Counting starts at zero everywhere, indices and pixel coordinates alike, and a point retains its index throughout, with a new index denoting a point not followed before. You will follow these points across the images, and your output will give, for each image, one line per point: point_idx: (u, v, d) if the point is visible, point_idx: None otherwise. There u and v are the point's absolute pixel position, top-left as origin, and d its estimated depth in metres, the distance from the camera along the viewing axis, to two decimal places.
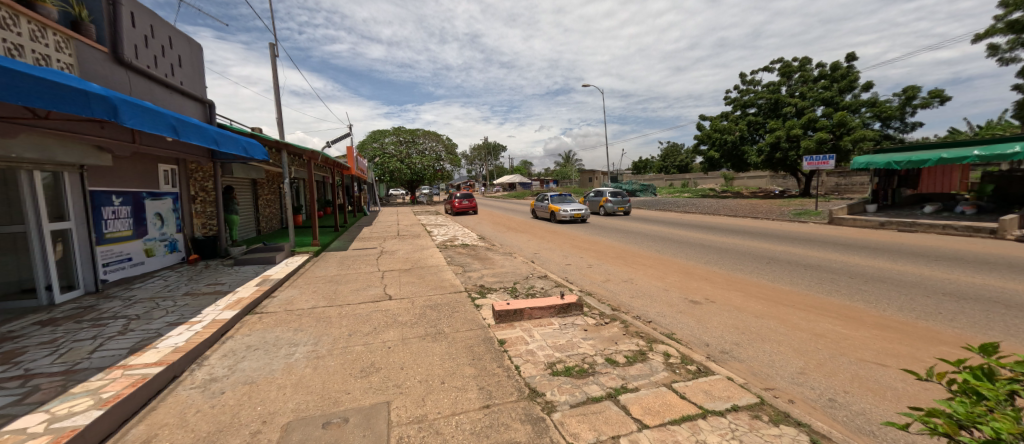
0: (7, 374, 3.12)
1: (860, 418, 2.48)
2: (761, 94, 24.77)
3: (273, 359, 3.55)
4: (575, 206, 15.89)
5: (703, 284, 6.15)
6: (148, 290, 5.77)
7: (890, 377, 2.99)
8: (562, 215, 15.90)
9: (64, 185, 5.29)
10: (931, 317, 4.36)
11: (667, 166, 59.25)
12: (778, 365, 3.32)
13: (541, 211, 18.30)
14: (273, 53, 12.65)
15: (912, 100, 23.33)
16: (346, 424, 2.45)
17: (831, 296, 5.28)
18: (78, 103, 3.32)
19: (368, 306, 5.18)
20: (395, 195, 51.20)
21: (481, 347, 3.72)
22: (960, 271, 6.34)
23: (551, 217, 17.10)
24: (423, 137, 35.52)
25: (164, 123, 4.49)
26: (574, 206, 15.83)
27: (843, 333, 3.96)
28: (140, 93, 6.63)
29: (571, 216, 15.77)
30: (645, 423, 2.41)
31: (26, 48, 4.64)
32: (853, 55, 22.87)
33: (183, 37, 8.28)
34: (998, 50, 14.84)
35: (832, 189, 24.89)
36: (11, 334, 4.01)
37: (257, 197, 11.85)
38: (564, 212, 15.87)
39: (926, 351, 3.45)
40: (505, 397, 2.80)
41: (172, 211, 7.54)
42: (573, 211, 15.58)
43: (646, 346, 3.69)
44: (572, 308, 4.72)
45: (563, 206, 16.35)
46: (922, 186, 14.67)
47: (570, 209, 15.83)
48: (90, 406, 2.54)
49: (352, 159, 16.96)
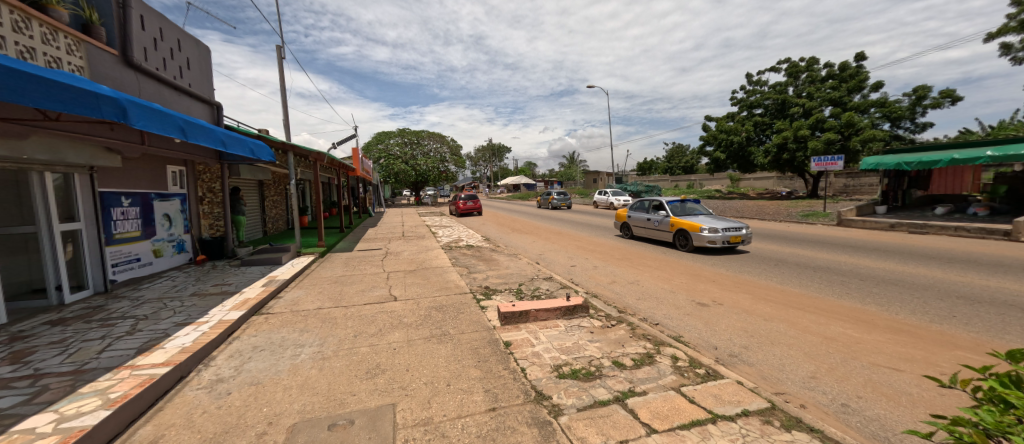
0: (17, 374, 3.14)
1: (874, 424, 2.42)
2: (767, 95, 24.58)
3: (279, 360, 3.55)
4: (726, 222, 8.51)
5: (710, 286, 6.09)
6: (156, 291, 5.82)
7: (905, 382, 2.92)
8: (707, 235, 8.32)
9: (74, 187, 5.36)
10: (945, 320, 4.26)
11: (672, 168, 58.54)
12: (788, 369, 3.26)
13: (642, 227, 10.51)
14: (279, 56, 12.73)
15: (922, 100, 23.03)
16: (352, 426, 2.43)
17: (842, 299, 5.19)
18: (89, 106, 3.36)
19: (372, 307, 5.16)
20: (400, 197, 51.40)
21: (487, 349, 3.70)
22: (974, 275, 6.21)
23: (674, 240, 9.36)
24: (428, 139, 35.60)
25: (173, 125, 4.52)
26: (726, 223, 8.44)
27: (854, 336, 3.89)
28: (149, 95, 6.70)
29: (724, 239, 8.30)
30: (653, 428, 2.37)
31: (38, 51, 4.72)
32: (863, 55, 22.58)
33: (191, 39, 8.37)
34: (1011, 49, 14.62)
35: (840, 191, 24.66)
36: (21, 334, 4.05)
37: (264, 198, 11.99)
38: (712, 231, 8.31)
39: (943, 356, 3.36)
40: (511, 400, 2.77)
41: (180, 212, 7.61)
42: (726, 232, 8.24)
43: (653, 349, 3.65)
44: (578, 310, 4.69)
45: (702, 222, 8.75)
46: (933, 186, 14.35)
47: (722, 228, 8.37)
48: (99, 406, 2.55)
49: (358, 160, 17.02)
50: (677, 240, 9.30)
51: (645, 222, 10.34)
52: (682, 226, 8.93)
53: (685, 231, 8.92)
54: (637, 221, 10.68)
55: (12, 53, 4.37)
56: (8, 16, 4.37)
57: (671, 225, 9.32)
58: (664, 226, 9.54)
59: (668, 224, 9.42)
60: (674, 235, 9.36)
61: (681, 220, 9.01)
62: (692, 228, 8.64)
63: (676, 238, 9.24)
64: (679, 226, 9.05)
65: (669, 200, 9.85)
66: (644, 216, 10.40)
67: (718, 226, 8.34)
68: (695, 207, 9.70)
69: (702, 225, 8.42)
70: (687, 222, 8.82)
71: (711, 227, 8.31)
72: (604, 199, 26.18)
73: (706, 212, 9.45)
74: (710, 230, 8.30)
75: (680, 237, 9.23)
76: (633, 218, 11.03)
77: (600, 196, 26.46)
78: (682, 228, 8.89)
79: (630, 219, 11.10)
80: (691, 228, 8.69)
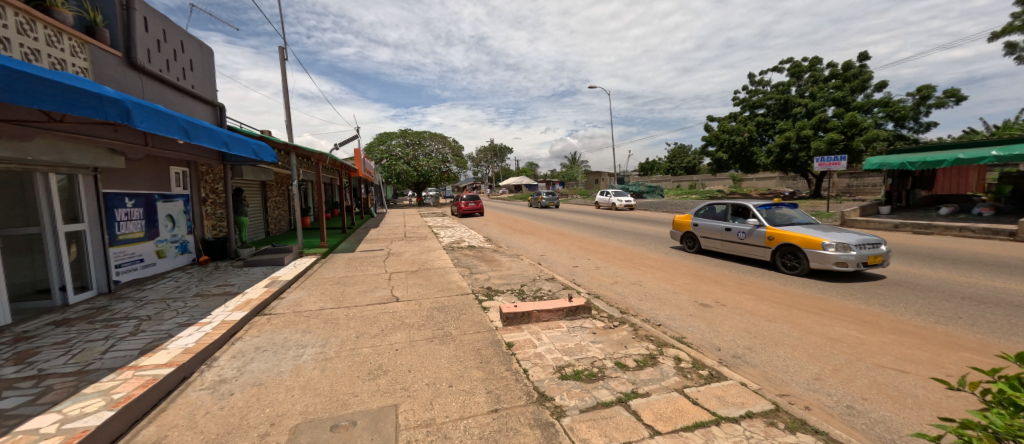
0: (21, 374, 3.16)
1: (879, 426, 2.40)
2: (770, 95, 24.52)
3: (281, 361, 3.55)
4: (857, 235, 6.04)
5: (713, 287, 6.06)
6: (159, 291, 5.85)
7: (910, 384, 2.90)
8: (833, 254, 5.84)
9: (78, 187, 5.38)
10: (951, 322, 4.22)
11: (674, 168, 58.45)
12: (792, 371, 3.24)
13: (720, 240, 7.93)
14: (281, 57, 12.79)
15: (926, 100, 22.93)
16: (354, 427, 2.43)
17: (847, 300, 5.15)
18: (93, 107, 3.37)
19: (375, 308, 5.17)
20: (402, 198, 51.49)
21: (489, 350, 3.70)
22: (980, 275, 6.17)
23: (776, 259, 6.81)
24: (430, 139, 35.66)
25: (176, 126, 4.54)
26: (858, 237, 5.97)
27: (859, 338, 3.86)
28: (152, 96, 6.73)
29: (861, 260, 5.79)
30: (657, 429, 2.36)
31: (42, 53, 4.74)
32: (866, 55, 22.51)
33: (194, 41, 8.41)
34: (1016, 48, 14.54)
35: (843, 191, 24.56)
36: (25, 335, 4.07)
37: (267, 199, 12.03)
38: (844, 249, 5.81)
39: (949, 357, 3.33)
40: (513, 401, 2.76)
41: (184, 212, 7.65)
42: (864, 249, 5.77)
43: (656, 350, 3.63)
44: (580, 311, 4.67)
45: (821, 234, 6.25)
46: (937, 187, 14.27)
47: (856, 243, 5.86)
48: (102, 407, 2.56)
49: (360, 161, 17.03)
50: (775, 257, 6.84)
51: (723, 233, 7.84)
52: (788, 240, 6.47)
53: (794, 247, 6.43)
54: (708, 231, 8.19)
55: (17, 55, 4.40)
56: (14, 18, 4.40)
57: (768, 238, 6.84)
58: (761, 241, 6.95)
59: (763, 238, 6.92)
60: (773, 252, 6.83)
61: (786, 233, 6.54)
62: (807, 243, 6.16)
63: (775, 255, 6.77)
64: (783, 240, 6.58)
65: (758, 205, 7.39)
66: (721, 226, 7.91)
67: (849, 241, 5.84)
68: (791, 213, 7.29)
69: (824, 240, 5.94)
70: (798, 236, 6.33)
71: (840, 243, 5.82)
72: (605, 200, 26.14)
73: (810, 219, 7.02)
74: (838, 247, 5.82)
75: (781, 254, 6.76)
76: (702, 227, 8.49)
77: (602, 196, 26.44)
78: (789, 242, 6.42)
79: (696, 227, 8.62)
80: (805, 243, 6.22)
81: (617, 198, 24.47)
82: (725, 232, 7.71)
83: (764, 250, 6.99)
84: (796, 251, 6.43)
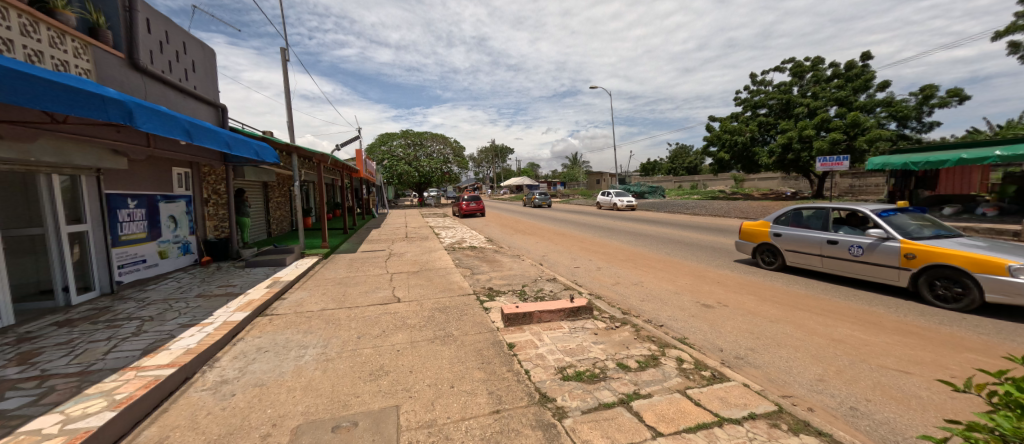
0: (24, 375, 3.16)
1: (883, 427, 2.39)
2: (771, 95, 24.46)
3: (283, 361, 3.55)
4: None
5: (715, 287, 6.04)
6: (161, 292, 5.86)
7: (914, 385, 2.88)
8: None
9: (81, 188, 5.40)
10: (955, 323, 4.20)
11: (676, 168, 58.42)
12: (795, 372, 3.22)
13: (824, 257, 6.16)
14: (283, 58, 12.83)
15: (929, 99, 22.84)
16: (355, 428, 2.43)
17: (850, 301, 5.12)
18: (96, 108, 3.38)
19: (376, 308, 5.17)
20: (404, 199, 51.54)
21: (490, 351, 3.69)
22: None
23: (919, 286, 5.02)
24: (431, 140, 35.70)
25: (178, 127, 4.56)
26: None
27: (862, 339, 3.84)
28: (155, 97, 6.75)
29: None
30: (659, 431, 2.35)
31: (45, 54, 4.76)
32: (868, 54, 22.45)
33: (196, 42, 8.43)
34: (1020, 48, 14.46)
35: (846, 191, 24.49)
36: (28, 335, 4.09)
37: (269, 200, 12.04)
38: None
39: (954, 358, 3.31)
40: (515, 402, 2.75)
41: (186, 213, 7.66)
42: None
43: (658, 351, 3.62)
44: (582, 312, 4.66)
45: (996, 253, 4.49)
46: (941, 187, 14.07)
47: None
48: (103, 408, 2.56)
49: (362, 162, 17.05)
50: (920, 285, 5.01)
51: (822, 246, 6.20)
52: (941, 260, 4.72)
53: (953, 271, 4.66)
54: (801, 245, 6.49)
55: (20, 57, 4.42)
56: (17, 20, 4.42)
57: (902, 255, 5.14)
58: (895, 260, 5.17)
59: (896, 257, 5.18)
60: (913, 276, 5.06)
61: (934, 251, 4.81)
62: (980, 266, 4.40)
63: (920, 282, 4.97)
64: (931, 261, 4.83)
65: (876, 211, 5.74)
66: (821, 237, 6.23)
67: None
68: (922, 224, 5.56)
69: (1010, 263, 4.18)
70: (960, 255, 4.58)
71: None
72: (607, 200, 26.10)
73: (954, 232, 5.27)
74: None
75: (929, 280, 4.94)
76: (789, 238, 6.83)
77: (604, 196, 26.42)
78: (943, 262, 4.68)
79: (778, 239, 6.91)
80: (972, 265, 4.48)
81: (618, 199, 24.46)
82: (828, 246, 6.04)
83: (894, 271, 5.29)
84: (956, 276, 4.65)
